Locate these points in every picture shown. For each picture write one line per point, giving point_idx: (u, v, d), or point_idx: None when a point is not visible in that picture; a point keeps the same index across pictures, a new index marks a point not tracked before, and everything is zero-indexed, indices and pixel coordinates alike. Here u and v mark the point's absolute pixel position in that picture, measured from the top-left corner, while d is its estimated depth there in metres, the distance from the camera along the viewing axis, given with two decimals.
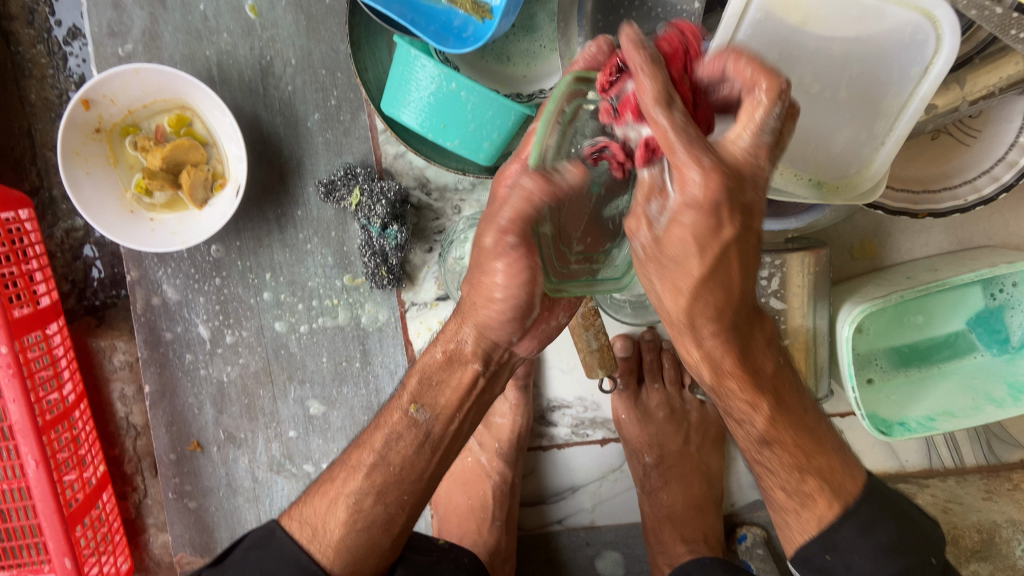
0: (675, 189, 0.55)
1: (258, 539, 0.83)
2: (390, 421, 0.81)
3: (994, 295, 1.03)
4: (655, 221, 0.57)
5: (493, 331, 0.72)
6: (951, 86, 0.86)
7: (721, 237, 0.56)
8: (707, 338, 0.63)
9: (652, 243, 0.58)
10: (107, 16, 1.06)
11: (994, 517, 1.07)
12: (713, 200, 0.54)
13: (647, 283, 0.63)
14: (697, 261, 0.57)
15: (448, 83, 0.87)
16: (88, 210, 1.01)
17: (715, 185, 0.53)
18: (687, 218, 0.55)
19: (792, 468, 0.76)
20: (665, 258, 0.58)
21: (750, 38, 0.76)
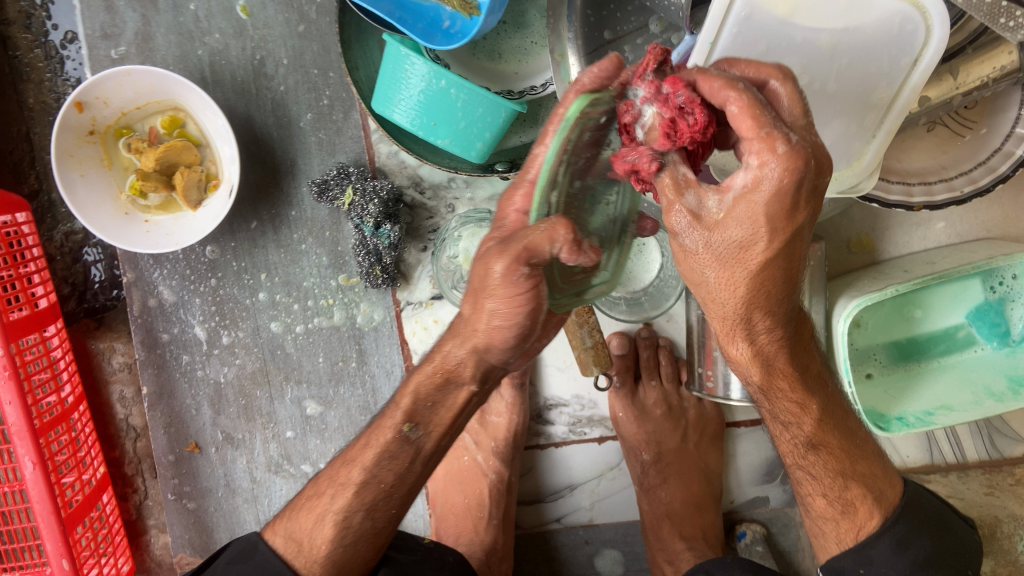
0: (744, 172, 0.54)
1: (240, 551, 0.87)
2: (380, 440, 0.79)
3: (994, 288, 1.02)
4: (706, 211, 0.57)
5: (492, 354, 0.70)
6: (944, 77, 0.86)
7: (794, 219, 0.55)
8: (759, 334, 0.66)
9: (705, 238, 0.58)
10: (100, 19, 1.07)
11: (996, 512, 1.06)
12: (793, 181, 0.52)
13: (696, 277, 0.62)
14: (761, 246, 0.56)
15: (438, 81, 0.87)
16: (82, 212, 1.01)
17: (797, 167, 0.51)
18: (758, 200, 0.54)
19: (834, 475, 0.76)
20: (720, 249, 0.58)
21: (738, 32, 0.74)
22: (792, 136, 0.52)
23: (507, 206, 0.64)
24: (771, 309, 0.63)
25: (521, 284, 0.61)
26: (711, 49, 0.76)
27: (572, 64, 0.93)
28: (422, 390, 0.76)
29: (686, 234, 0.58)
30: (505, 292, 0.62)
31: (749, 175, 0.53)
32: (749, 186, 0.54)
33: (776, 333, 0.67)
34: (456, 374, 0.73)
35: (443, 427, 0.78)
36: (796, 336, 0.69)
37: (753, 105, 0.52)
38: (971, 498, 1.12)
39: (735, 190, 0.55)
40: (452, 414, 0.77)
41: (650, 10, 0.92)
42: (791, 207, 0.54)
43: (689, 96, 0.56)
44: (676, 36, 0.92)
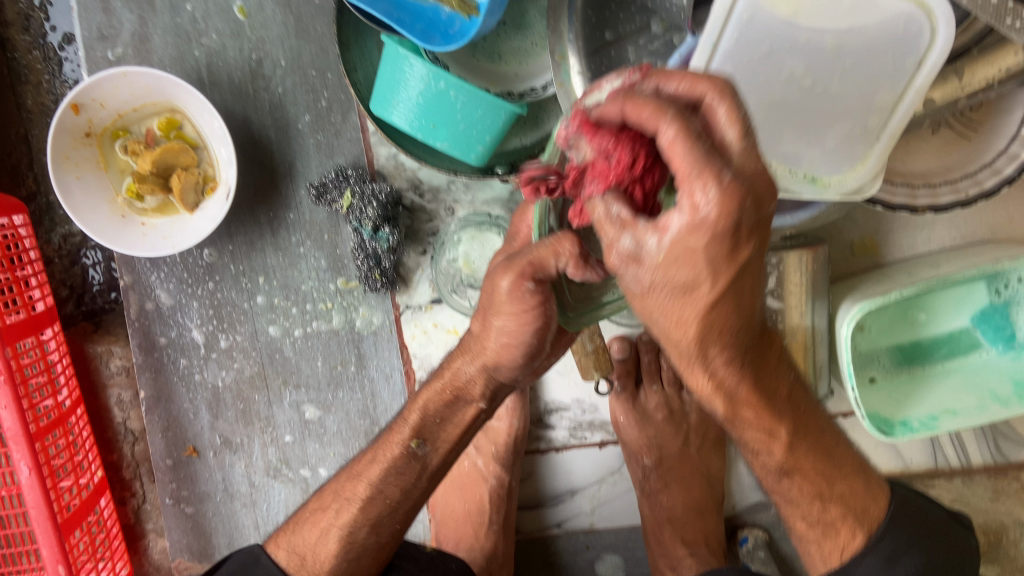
0: (679, 212, 0.47)
1: (242, 564, 0.84)
2: (388, 456, 0.80)
3: (999, 290, 1.00)
4: (648, 253, 0.49)
5: (501, 371, 0.73)
6: (949, 78, 0.84)
7: (737, 259, 0.49)
8: (719, 367, 0.58)
9: (647, 281, 0.51)
10: (96, 20, 1.06)
11: (1003, 517, 1.13)
12: (728, 226, 0.46)
13: (646, 315, 0.55)
14: (707, 288, 0.50)
15: (437, 82, 0.85)
16: (78, 215, 1.00)
17: (731, 210, 0.45)
18: (696, 245, 0.47)
19: (812, 496, 0.73)
20: (668, 288, 0.51)
21: (741, 31, 0.74)
22: (732, 164, 0.46)
23: (521, 222, 0.72)
24: (729, 344, 0.56)
25: (528, 300, 0.63)
26: (713, 51, 0.75)
27: (572, 65, 0.92)
28: (430, 406, 0.78)
29: (632, 274, 0.51)
30: (512, 308, 0.64)
31: (682, 219, 0.47)
32: (685, 232, 0.47)
33: (735, 364, 0.59)
34: (466, 391, 0.76)
35: (451, 443, 0.81)
36: (757, 363, 0.62)
37: (685, 134, 0.46)
38: (974, 502, 1.12)
39: (672, 233, 0.47)
40: (461, 430, 0.80)
41: (652, 11, 0.92)
42: (731, 250, 0.48)
43: (609, 138, 0.52)
44: (679, 35, 0.92)
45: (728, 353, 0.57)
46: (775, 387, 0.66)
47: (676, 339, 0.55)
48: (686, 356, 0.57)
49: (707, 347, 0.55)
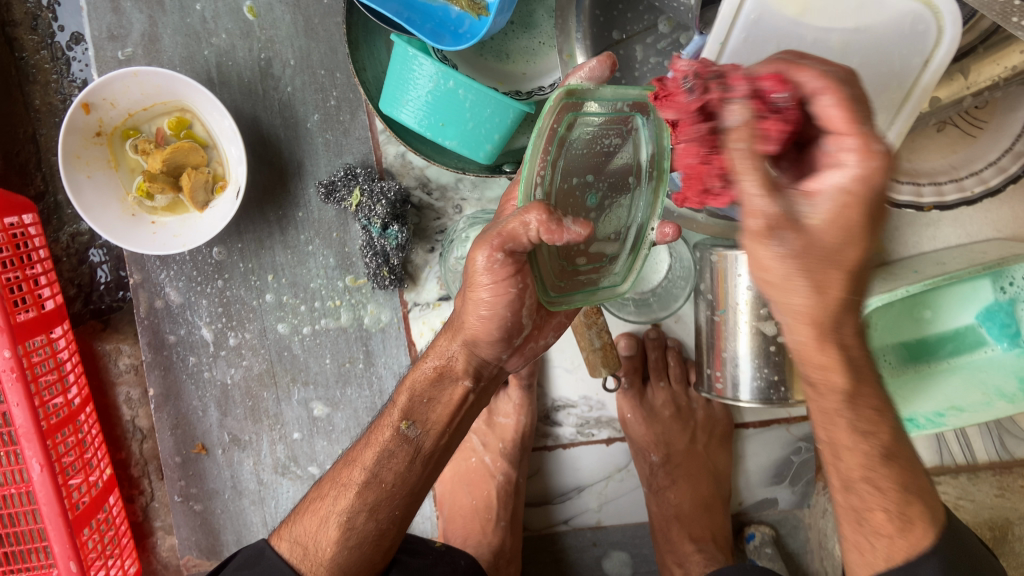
0: (839, 171, 0.47)
1: (247, 558, 0.85)
2: (381, 439, 0.83)
3: (1004, 288, 1.00)
4: (809, 216, 0.49)
5: (483, 349, 0.79)
6: (955, 76, 0.85)
7: (881, 217, 0.50)
8: (849, 340, 0.56)
9: (798, 249, 0.49)
10: (106, 20, 1.06)
11: (1007, 513, 1.08)
12: (879, 187, 0.47)
13: (775, 291, 0.53)
14: (856, 249, 0.50)
15: (446, 81, 0.86)
16: (89, 214, 1.01)
17: (880, 171, 0.47)
18: (854, 207, 0.48)
19: (901, 490, 0.66)
20: (816, 258, 0.49)
21: (749, 30, 0.74)
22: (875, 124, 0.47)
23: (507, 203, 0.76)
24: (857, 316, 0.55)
25: (501, 271, 0.69)
26: (721, 50, 0.76)
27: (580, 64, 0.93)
28: (417, 386, 0.83)
29: (781, 246, 0.49)
30: (490, 282, 0.70)
31: (845, 176, 0.47)
32: (848, 187, 0.47)
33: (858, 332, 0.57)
34: (451, 368, 0.81)
35: (442, 424, 0.84)
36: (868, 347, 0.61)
37: (846, 101, 0.47)
38: (979, 498, 1.10)
39: (826, 192, 0.48)
40: (450, 410, 0.83)
41: (659, 10, 0.92)
42: (881, 209, 0.49)
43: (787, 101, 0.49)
44: (685, 35, 0.92)
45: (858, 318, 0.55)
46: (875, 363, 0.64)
47: (808, 319, 0.53)
48: (820, 332, 0.54)
49: (842, 317, 0.54)
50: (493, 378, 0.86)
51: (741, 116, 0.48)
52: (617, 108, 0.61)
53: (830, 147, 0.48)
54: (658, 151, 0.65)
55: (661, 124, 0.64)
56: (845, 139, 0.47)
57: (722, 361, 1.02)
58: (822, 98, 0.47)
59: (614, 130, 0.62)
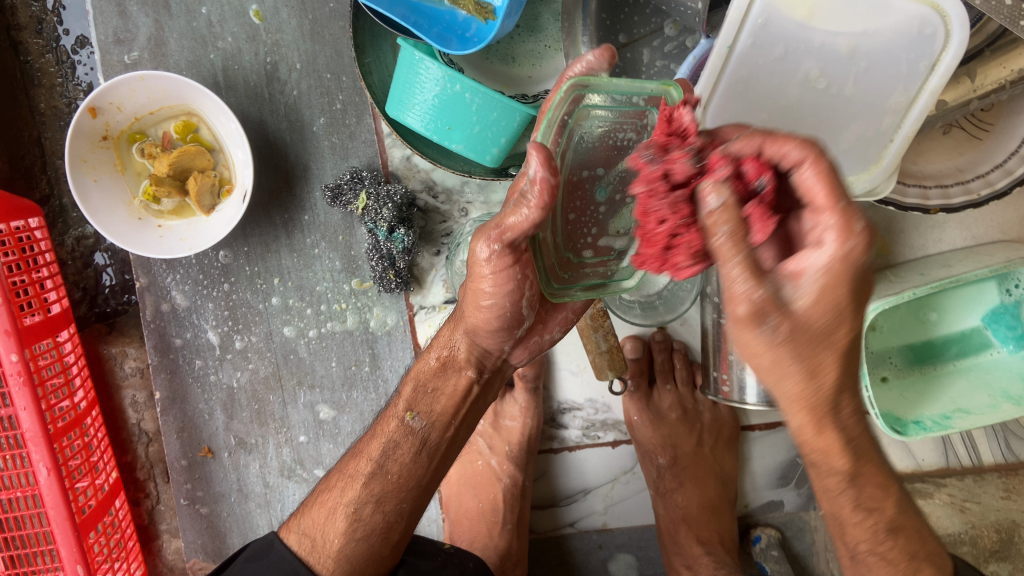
0: (822, 250, 0.49)
1: (256, 551, 0.86)
2: (387, 429, 0.84)
3: (1010, 290, 1.00)
4: (795, 298, 0.50)
5: (484, 339, 0.81)
6: (962, 79, 0.85)
7: (863, 293, 0.51)
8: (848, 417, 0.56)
9: (791, 327, 0.50)
10: (113, 24, 1.07)
11: (1014, 515, 1.06)
12: (861, 263, 0.49)
13: (768, 373, 0.53)
14: (844, 330, 0.51)
15: (452, 85, 0.86)
16: (95, 217, 1.01)
17: (860, 248, 0.48)
18: (838, 280, 0.49)
19: (909, 559, 0.67)
20: (804, 339, 0.50)
21: (757, 34, 0.74)
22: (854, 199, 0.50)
23: None
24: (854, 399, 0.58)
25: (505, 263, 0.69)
26: (729, 54, 0.75)
27: None
28: (421, 376, 0.86)
29: (768, 329, 0.50)
30: (490, 272, 0.70)
31: (823, 255, 0.49)
32: (829, 268, 0.49)
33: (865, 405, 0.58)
34: (453, 358, 0.84)
35: (447, 416, 0.85)
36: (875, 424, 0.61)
37: (827, 175, 0.50)
38: (985, 500, 1.09)
39: (810, 271, 0.49)
40: (454, 401, 0.85)
41: (664, 14, 0.92)
42: (864, 278, 0.50)
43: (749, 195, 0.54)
44: (691, 38, 0.92)
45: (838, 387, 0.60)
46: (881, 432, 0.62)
47: (804, 405, 0.54)
48: (816, 415, 0.55)
49: (837, 397, 0.54)
50: (499, 370, 0.87)
51: (720, 198, 0.50)
52: (631, 105, 0.61)
53: (811, 225, 0.51)
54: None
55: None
56: (824, 216, 0.50)
57: (728, 364, 1.03)
58: (806, 171, 0.51)
59: (630, 124, 0.62)
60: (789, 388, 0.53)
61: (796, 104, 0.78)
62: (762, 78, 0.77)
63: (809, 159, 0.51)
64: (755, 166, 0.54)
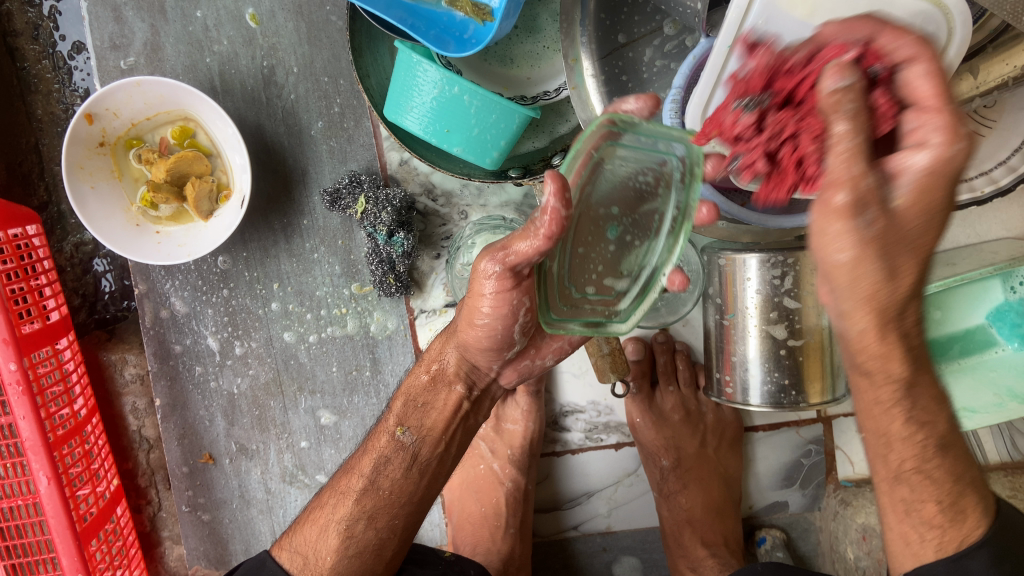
0: (923, 152, 0.48)
1: (248, 569, 0.86)
2: (378, 446, 0.85)
3: (1014, 288, 0.99)
4: (895, 197, 0.50)
5: (474, 356, 0.81)
6: (964, 75, 0.84)
7: (949, 204, 0.51)
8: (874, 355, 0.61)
9: (884, 226, 0.50)
10: (108, 29, 1.06)
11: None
12: (961, 164, 0.49)
13: (843, 274, 0.53)
14: (927, 235, 0.52)
15: (451, 87, 0.85)
16: (93, 225, 1.00)
17: (969, 148, 0.48)
18: (936, 180, 0.49)
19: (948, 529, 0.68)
20: (893, 240, 0.51)
21: (758, 34, 0.73)
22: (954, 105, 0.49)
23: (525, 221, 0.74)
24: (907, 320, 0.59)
25: (507, 283, 0.69)
26: (730, 53, 0.74)
27: (585, 69, 0.93)
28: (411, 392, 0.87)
29: (861, 225, 0.50)
30: (492, 292, 0.70)
31: (929, 154, 0.48)
32: (931, 168, 0.48)
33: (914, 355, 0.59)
34: (441, 372, 0.85)
35: (437, 431, 0.85)
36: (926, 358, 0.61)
37: (935, 73, 0.49)
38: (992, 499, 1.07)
39: (911, 171, 0.49)
40: (445, 416, 0.85)
41: (663, 14, 0.91)
42: (954, 187, 0.50)
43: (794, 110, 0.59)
44: (691, 37, 0.92)
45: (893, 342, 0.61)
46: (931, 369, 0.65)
47: (874, 306, 0.54)
48: (882, 318, 0.55)
49: (904, 303, 0.55)
50: (487, 390, 0.88)
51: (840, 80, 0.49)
52: (654, 150, 0.61)
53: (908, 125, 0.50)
54: (685, 197, 0.63)
55: (697, 167, 0.62)
56: (926, 116, 0.49)
57: (731, 365, 1.02)
58: (915, 67, 0.49)
59: (652, 170, 0.62)
60: (840, 256, 0.52)
61: None
62: None
63: (923, 57, 0.49)
64: (872, 54, 0.52)
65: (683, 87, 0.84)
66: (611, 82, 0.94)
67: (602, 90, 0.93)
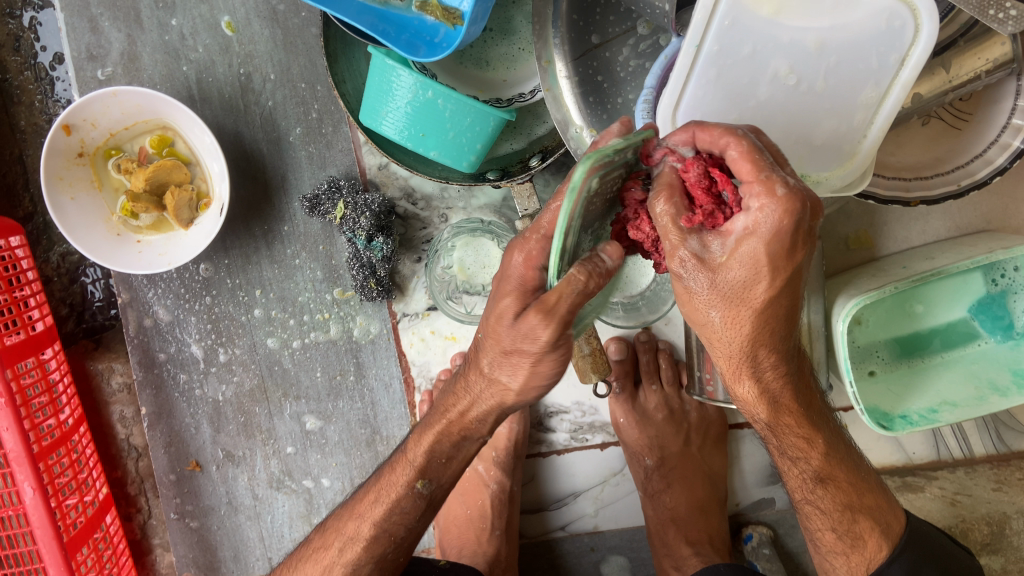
0: (747, 214, 0.53)
1: None
2: (396, 499, 0.80)
3: (996, 280, 1.00)
4: (717, 254, 0.56)
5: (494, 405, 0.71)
6: (937, 71, 0.83)
7: (794, 260, 0.54)
8: (766, 371, 0.64)
9: (711, 279, 0.56)
10: (85, 40, 1.07)
11: (1004, 508, 1.06)
12: (790, 224, 0.52)
13: (699, 318, 0.60)
14: (764, 287, 0.55)
15: (425, 91, 0.85)
16: (73, 234, 1.01)
17: (795, 209, 0.51)
18: (758, 242, 0.53)
19: (843, 508, 0.79)
20: (728, 291, 0.56)
21: (727, 31, 0.72)
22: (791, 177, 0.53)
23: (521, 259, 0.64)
24: (776, 348, 0.62)
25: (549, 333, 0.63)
26: (698, 52, 0.74)
27: (558, 70, 0.92)
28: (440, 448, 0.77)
29: (691, 278, 0.57)
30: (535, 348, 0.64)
31: (749, 218, 0.53)
32: (750, 230, 0.53)
33: (781, 370, 0.66)
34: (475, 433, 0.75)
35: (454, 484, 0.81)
36: (798, 374, 0.69)
37: (752, 150, 0.53)
38: (977, 492, 1.08)
39: (737, 233, 0.54)
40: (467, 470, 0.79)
41: (635, 15, 0.91)
42: (790, 249, 0.53)
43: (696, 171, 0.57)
44: (665, 38, 0.91)
45: (774, 356, 0.63)
46: (809, 398, 0.73)
47: (723, 348, 0.62)
48: (753, 333, 0.60)
49: (754, 351, 0.62)
50: None
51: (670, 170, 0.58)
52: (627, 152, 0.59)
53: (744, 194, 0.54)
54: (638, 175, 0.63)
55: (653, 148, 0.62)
56: (750, 187, 0.53)
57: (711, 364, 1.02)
58: (732, 149, 0.54)
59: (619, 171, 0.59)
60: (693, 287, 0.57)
61: (767, 102, 0.75)
62: (730, 80, 0.75)
63: (736, 143, 0.54)
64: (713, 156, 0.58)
65: (655, 86, 0.84)
66: (586, 83, 0.93)
67: (576, 90, 0.92)
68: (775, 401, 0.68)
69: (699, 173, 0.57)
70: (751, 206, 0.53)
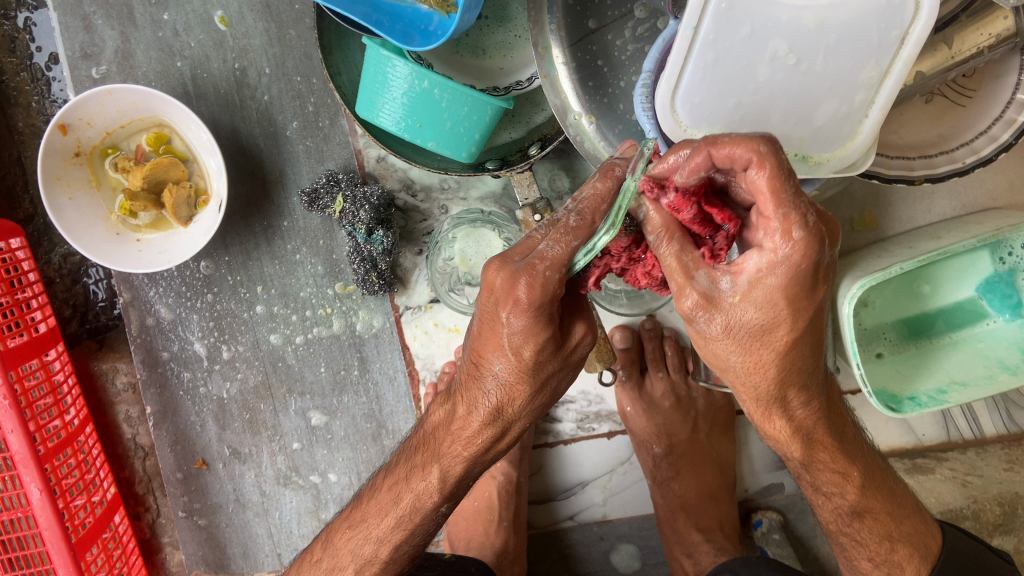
0: (760, 254, 0.51)
1: None
2: (407, 522, 0.78)
3: (1003, 258, 0.98)
4: (729, 291, 0.54)
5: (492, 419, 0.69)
6: (939, 47, 0.81)
7: (815, 297, 0.53)
8: (797, 409, 0.64)
9: (725, 321, 0.55)
10: (79, 38, 1.06)
11: (1017, 488, 1.06)
12: (808, 262, 0.50)
13: (719, 362, 0.60)
14: (784, 330, 0.55)
15: (421, 82, 0.84)
16: (72, 234, 1.00)
17: (811, 248, 0.49)
18: (773, 282, 0.52)
19: (882, 535, 0.78)
20: (746, 330, 0.55)
21: (724, 12, 0.71)
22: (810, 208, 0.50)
23: (510, 299, 0.60)
24: (805, 386, 0.62)
25: (567, 356, 0.67)
26: (695, 35, 0.72)
27: (555, 57, 0.91)
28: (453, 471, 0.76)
29: (704, 319, 0.56)
30: (555, 370, 0.67)
31: (763, 257, 0.51)
32: (765, 270, 0.52)
33: (812, 407, 0.65)
34: (491, 461, 0.75)
35: None
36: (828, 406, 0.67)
37: (776, 177, 0.47)
38: (988, 473, 1.08)
39: (749, 272, 0.53)
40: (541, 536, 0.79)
41: None
42: (809, 286, 0.52)
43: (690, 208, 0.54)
44: (663, 19, 0.89)
45: (804, 395, 0.63)
46: (843, 431, 0.72)
47: (749, 395, 0.62)
48: (780, 373, 0.59)
49: (784, 394, 0.61)
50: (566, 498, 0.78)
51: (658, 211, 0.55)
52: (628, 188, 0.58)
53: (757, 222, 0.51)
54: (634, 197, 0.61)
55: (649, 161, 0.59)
56: (766, 221, 0.50)
57: None
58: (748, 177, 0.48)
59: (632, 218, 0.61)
60: (713, 328, 0.56)
61: (767, 84, 0.74)
62: (728, 63, 0.74)
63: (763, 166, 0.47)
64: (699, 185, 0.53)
65: (653, 71, 0.82)
66: (584, 68, 0.91)
67: (574, 77, 0.91)
68: (809, 438, 0.67)
69: (692, 211, 0.55)
70: (765, 245, 0.51)
